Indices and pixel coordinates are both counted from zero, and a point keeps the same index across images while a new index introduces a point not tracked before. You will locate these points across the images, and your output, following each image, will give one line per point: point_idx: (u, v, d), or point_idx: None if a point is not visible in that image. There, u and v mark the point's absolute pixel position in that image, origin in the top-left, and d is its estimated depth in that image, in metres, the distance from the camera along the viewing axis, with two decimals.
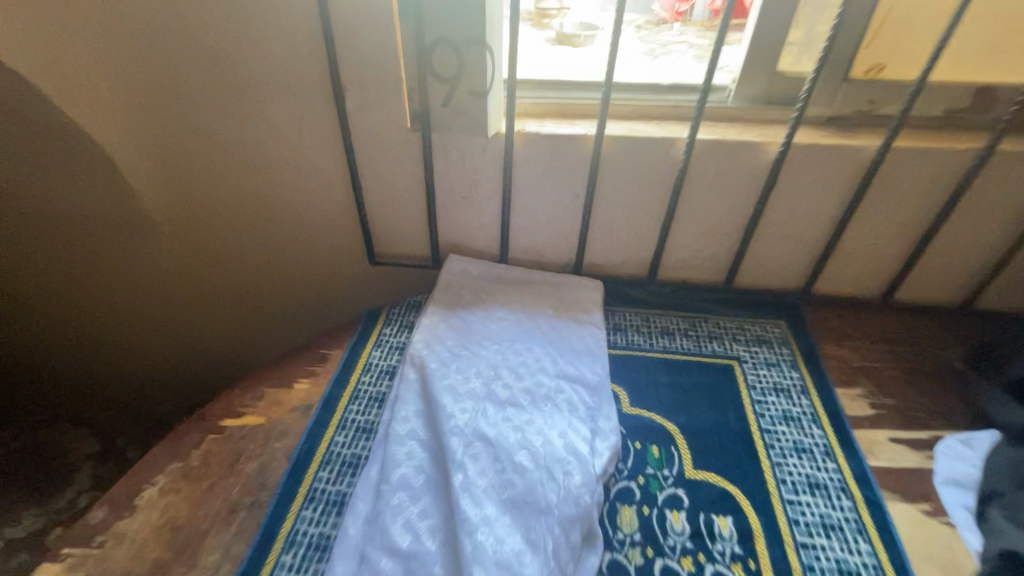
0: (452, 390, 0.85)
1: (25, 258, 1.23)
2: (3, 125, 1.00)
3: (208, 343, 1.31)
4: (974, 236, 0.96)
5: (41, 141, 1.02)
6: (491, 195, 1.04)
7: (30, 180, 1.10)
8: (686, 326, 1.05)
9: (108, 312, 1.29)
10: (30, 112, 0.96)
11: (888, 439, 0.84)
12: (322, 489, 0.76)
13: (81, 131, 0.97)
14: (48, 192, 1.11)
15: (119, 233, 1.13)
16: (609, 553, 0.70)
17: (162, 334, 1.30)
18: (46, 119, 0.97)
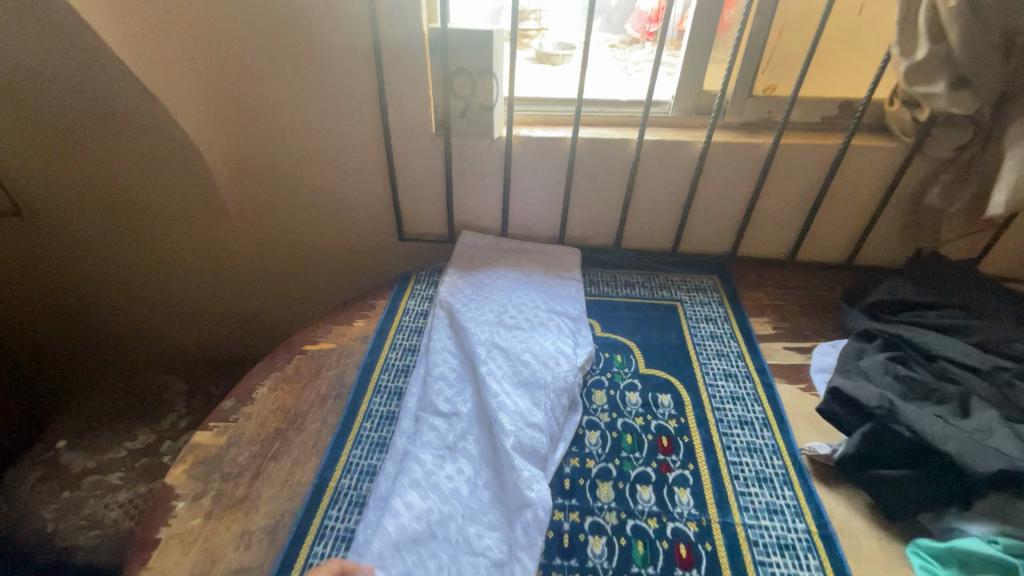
0: (473, 319, 1.17)
1: (110, 244, 1.50)
2: (116, 134, 1.29)
3: (264, 308, 1.62)
4: (844, 208, 1.33)
5: (143, 146, 1.30)
6: (495, 184, 1.37)
7: (126, 178, 1.37)
8: (643, 280, 1.39)
9: (179, 286, 1.56)
10: (141, 125, 1.25)
11: (782, 348, 1.19)
12: (386, 384, 1.08)
13: (184, 138, 1.27)
14: (142, 187, 1.38)
15: (200, 217, 1.44)
16: (587, 416, 1.03)
17: (225, 301, 1.60)
18: (155, 129, 1.25)
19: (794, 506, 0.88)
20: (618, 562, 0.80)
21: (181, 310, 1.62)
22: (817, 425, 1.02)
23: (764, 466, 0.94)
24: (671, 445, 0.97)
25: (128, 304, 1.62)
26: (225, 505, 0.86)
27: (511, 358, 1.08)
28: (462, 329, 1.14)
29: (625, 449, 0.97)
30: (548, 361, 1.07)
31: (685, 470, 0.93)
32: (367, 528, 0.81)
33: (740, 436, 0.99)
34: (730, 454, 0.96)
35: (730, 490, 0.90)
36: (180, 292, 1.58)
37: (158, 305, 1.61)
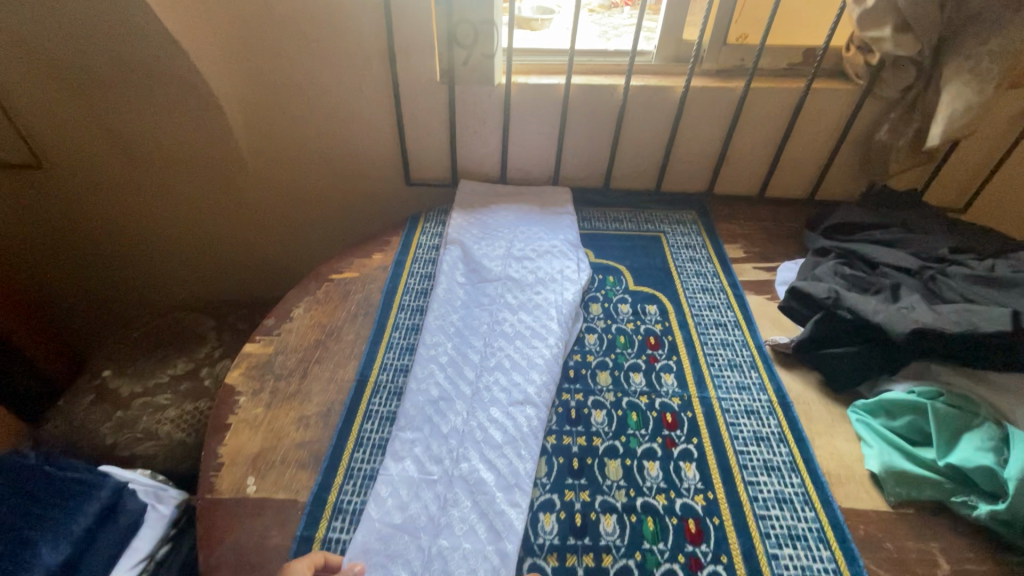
0: (485, 253, 1.33)
1: (131, 192, 1.58)
2: (127, 89, 1.34)
3: (280, 248, 1.74)
4: (807, 146, 1.50)
5: (157, 102, 1.37)
6: (495, 130, 1.50)
7: (142, 131, 1.44)
8: (630, 216, 1.55)
9: (200, 232, 1.68)
10: (153, 82, 1.31)
11: (752, 268, 1.37)
12: (409, 303, 1.22)
13: (198, 93, 1.34)
14: (159, 139, 1.46)
15: (216, 165, 1.53)
16: (586, 324, 1.20)
17: (243, 243, 1.72)
18: (167, 85, 1.32)
19: (759, 384, 1.06)
20: (616, 426, 0.98)
21: (204, 254, 1.74)
22: (780, 325, 1.20)
23: (735, 356, 1.12)
24: (657, 343, 1.15)
25: (150, 251, 1.72)
26: (281, 398, 1.01)
27: (521, 285, 1.24)
28: (475, 262, 1.30)
29: (619, 347, 1.14)
30: (554, 285, 1.24)
31: (669, 361, 1.11)
32: (408, 411, 0.97)
33: (716, 335, 1.17)
34: (708, 348, 1.14)
35: (706, 374, 1.08)
36: (203, 237, 1.69)
37: (182, 249, 1.72)
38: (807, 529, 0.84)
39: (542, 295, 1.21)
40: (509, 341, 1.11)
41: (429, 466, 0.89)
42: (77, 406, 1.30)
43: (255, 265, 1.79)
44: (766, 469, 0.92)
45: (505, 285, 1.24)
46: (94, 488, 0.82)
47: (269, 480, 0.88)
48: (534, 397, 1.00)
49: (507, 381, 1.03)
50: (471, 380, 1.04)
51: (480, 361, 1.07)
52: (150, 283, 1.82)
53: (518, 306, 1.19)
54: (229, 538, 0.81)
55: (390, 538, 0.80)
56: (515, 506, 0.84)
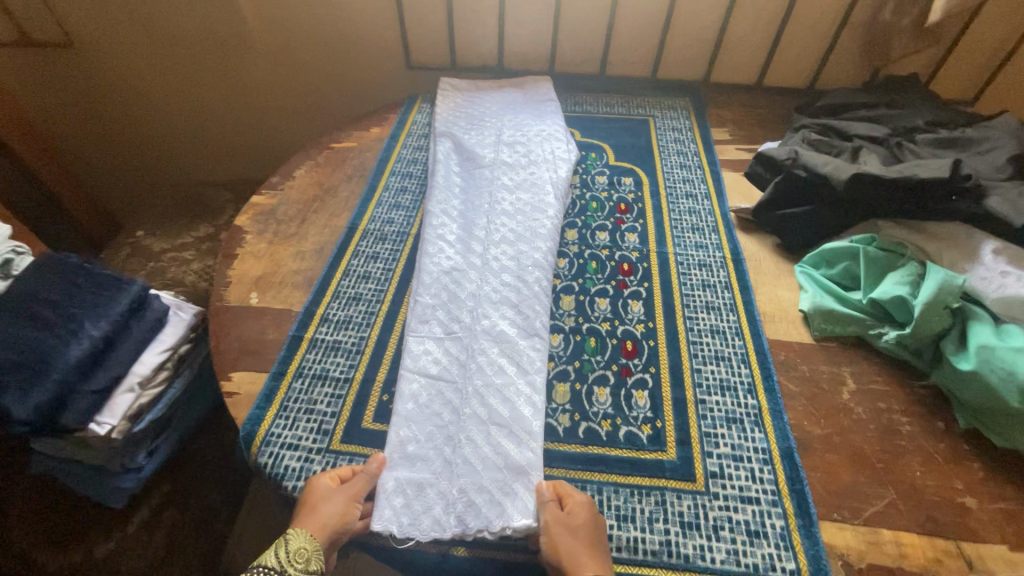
0: (472, 135, 1.35)
1: (150, 73, 1.69)
2: None
3: (292, 128, 1.86)
4: (808, 27, 1.47)
5: None
6: (490, 9, 1.51)
7: (155, 9, 1.52)
8: (621, 101, 1.57)
9: (215, 112, 1.80)
10: None
11: (734, 148, 1.40)
12: (400, 169, 1.33)
13: None
14: (170, 17, 1.53)
15: (227, 45, 1.61)
16: (573, 198, 1.25)
17: (258, 124, 1.83)
18: None
19: (716, 244, 1.14)
20: (576, 271, 1.08)
21: (225, 135, 1.87)
22: (747, 195, 1.26)
23: (699, 221, 1.19)
24: (627, 210, 1.22)
25: (173, 131, 1.86)
26: (282, 237, 1.15)
27: (517, 168, 1.26)
28: (475, 154, 1.30)
29: (591, 210, 1.22)
30: (543, 161, 1.27)
31: (636, 224, 1.19)
32: (425, 283, 1.02)
33: (684, 204, 1.23)
34: (673, 215, 1.21)
35: (668, 234, 1.16)
36: (220, 117, 1.81)
37: (206, 131, 1.85)
38: (733, 352, 0.95)
39: (534, 173, 1.24)
40: (511, 217, 1.14)
41: (451, 325, 0.96)
42: (115, 258, 1.48)
43: (271, 148, 1.92)
44: (706, 308, 1.02)
45: (506, 170, 1.25)
46: (126, 283, 0.99)
47: (269, 295, 1.03)
48: (542, 261, 1.05)
49: (512, 251, 1.08)
50: (478, 254, 1.07)
51: (485, 236, 1.10)
52: (174, 163, 1.97)
53: (509, 183, 1.22)
54: (236, 333, 0.97)
55: (431, 387, 0.88)
56: (535, 349, 0.92)
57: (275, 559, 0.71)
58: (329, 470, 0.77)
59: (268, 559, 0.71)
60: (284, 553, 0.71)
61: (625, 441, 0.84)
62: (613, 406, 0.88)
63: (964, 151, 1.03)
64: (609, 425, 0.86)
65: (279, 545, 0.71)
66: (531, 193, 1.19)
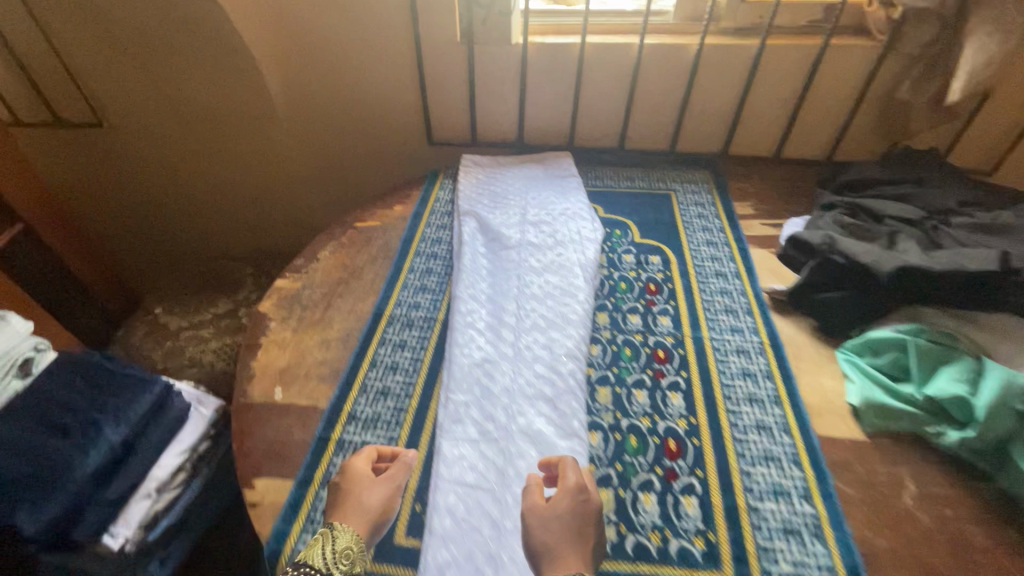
0: (496, 214, 1.35)
1: (178, 152, 1.73)
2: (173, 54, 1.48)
3: (314, 201, 1.86)
4: (825, 104, 1.49)
5: (200, 62, 1.49)
6: (512, 89, 1.55)
7: (186, 93, 1.57)
8: (642, 175, 1.58)
9: (240, 188, 1.82)
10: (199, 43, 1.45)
11: (759, 224, 1.39)
12: (425, 249, 1.32)
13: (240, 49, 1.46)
14: (200, 100, 1.59)
15: (254, 124, 1.65)
16: (602, 279, 1.23)
17: (280, 197, 1.85)
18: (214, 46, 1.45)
19: (752, 328, 1.10)
20: (610, 359, 1.05)
21: (247, 208, 1.88)
22: (780, 274, 1.24)
23: (732, 303, 1.16)
24: (657, 290, 1.20)
25: (198, 207, 1.89)
26: (306, 325, 1.12)
27: (544, 249, 1.25)
28: (501, 233, 1.29)
29: (620, 292, 1.20)
30: (571, 241, 1.26)
31: (667, 306, 1.16)
32: (457, 377, 0.99)
33: (715, 284, 1.21)
34: (705, 296, 1.18)
35: (702, 318, 1.13)
36: (244, 192, 1.83)
37: (231, 206, 1.88)
38: (782, 452, 0.90)
39: (562, 255, 1.23)
40: (540, 301, 1.12)
41: (485, 425, 0.92)
42: (132, 337, 1.46)
43: (293, 219, 1.93)
44: (749, 401, 0.98)
45: (533, 252, 1.24)
46: (149, 382, 0.97)
47: (294, 389, 1.00)
48: (575, 351, 1.02)
49: (544, 339, 1.05)
50: (510, 343, 1.05)
51: (516, 324, 1.08)
52: (200, 238, 1.99)
53: (538, 266, 1.20)
54: (260, 433, 0.93)
55: (467, 496, 0.83)
56: (575, 453, 0.88)
57: (318, 558, 0.71)
58: (373, 450, 0.86)
59: (309, 556, 0.72)
60: (329, 547, 0.72)
61: (678, 558, 0.78)
62: (660, 516, 0.82)
63: (1004, 237, 1.01)
64: (659, 539, 0.80)
65: (321, 541, 0.73)
66: (560, 276, 1.17)
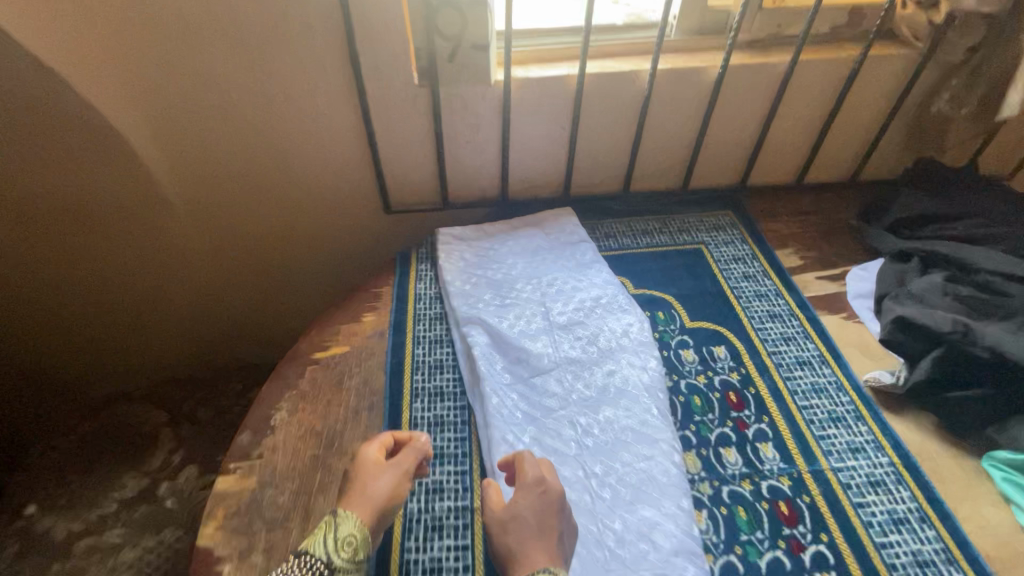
0: (510, 319, 1.02)
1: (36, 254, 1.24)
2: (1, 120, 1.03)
3: (253, 294, 1.43)
4: (855, 122, 1.29)
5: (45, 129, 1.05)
6: (490, 137, 1.21)
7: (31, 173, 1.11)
8: (659, 224, 1.30)
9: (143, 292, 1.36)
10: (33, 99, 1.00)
11: (815, 279, 1.17)
12: (423, 386, 0.97)
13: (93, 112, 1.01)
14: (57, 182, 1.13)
15: (147, 211, 1.21)
16: (671, 397, 0.94)
17: (208, 296, 1.41)
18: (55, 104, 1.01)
19: (873, 442, 0.88)
20: (727, 532, 0.77)
21: (162, 316, 1.43)
22: (870, 352, 1.02)
23: (834, 405, 0.93)
24: (740, 400, 0.94)
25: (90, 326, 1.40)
26: (281, 559, 0.75)
27: (590, 368, 0.94)
28: (527, 350, 0.97)
29: (698, 412, 0.92)
30: (620, 350, 0.97)
31: (761, 424, 0.91)
32: None
33: (803, 378, 0.97)
34: (799, 400, 0.94)
35: (809, 435, 0.89)
36: (154, 299, 1.38)
37: (138, 318, 1.41)
38: None
39: (617, 375, 0.93)
40: (612, 458, 0.83)
41: None
42: None
43: (230, 320, 1.48)
44: (919, 566, 0.74)
45: (577, 375, 0.93)
46: None
47: None
48: (688, 539, 0.74)
49: (639, 525, 0.76)
50: (595, 542, 0.74)
51: (593, 505, 0.78)
52: (99, 364, 1.49)
53: (591, 399, 0.90)
54: None
55: None
56: None
57: (322, 549, 0.68)
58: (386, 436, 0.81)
59: (311, 548, 0.68)
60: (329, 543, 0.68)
61: None
62: None
63: None
64: None
65: (323, 532, 0.69)
66: (626, 410, 0.88)
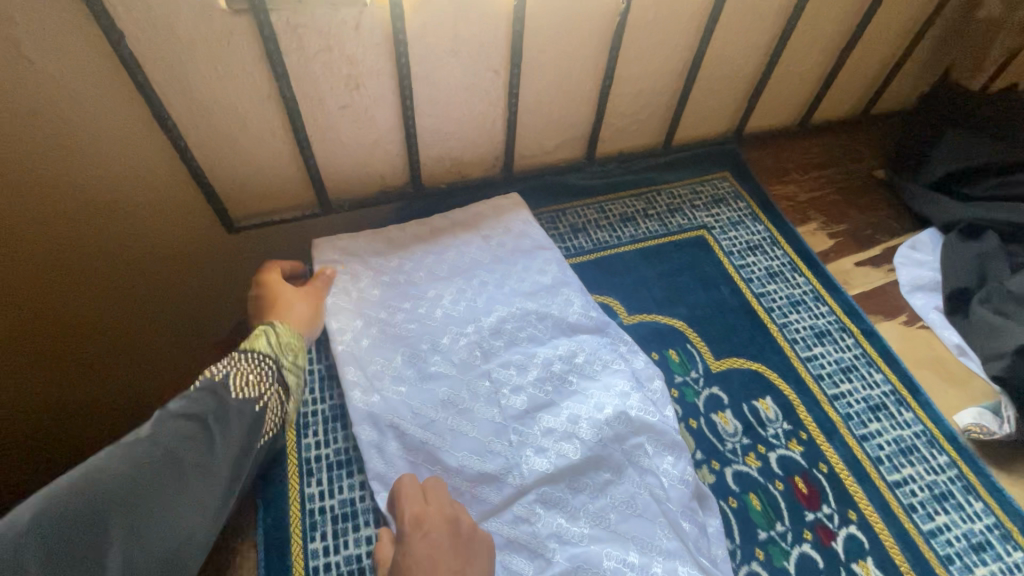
0: (429, 419, 0.64)
1: None
2: None
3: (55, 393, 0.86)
4: (882, 37, 0.95)
5: None
6: (381, 95, 0.73)
7: None
8: (643, 205, 0.93)
9: None
10: None
11: (854, 266, 0.87)
12: (325, 566, 0.56)
13: None
14: None
15: None
16: (721, 507, 0.62)
17: None
18: None
19: (997, 528, 0.62)
20: None
21: None
22: (951, 378, 0.74)
23: (933, 474, 0.66)
24: (813, 490, 0.64)
25: None
26: None
27: (573, 482, 0.60)
28: (467, 472, 0.60)
29: (761, 527, 0.61)
30: (615, 443, 0.62)
31: (850, 527, 0.62)
32: None
33: (884, 434, 0.69)
34: (888, 473, 0.66)
35: (916, 533, 0.61)
36: None
37: None
38: None
39: (618, 492, 0.60)
40: None
41: None
42: None
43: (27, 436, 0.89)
44: None
45: (559, 506, 0.59)
46: None
47: None
48: None
49: None
50: None
51: None
52: None
53: (585, 548, 0.56)
54: None
55: None
56: None
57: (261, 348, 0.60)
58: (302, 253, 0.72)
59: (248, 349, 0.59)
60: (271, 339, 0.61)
61: None
62: None
63: None
64: None
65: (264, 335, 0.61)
66: (640, 560, 0.55)
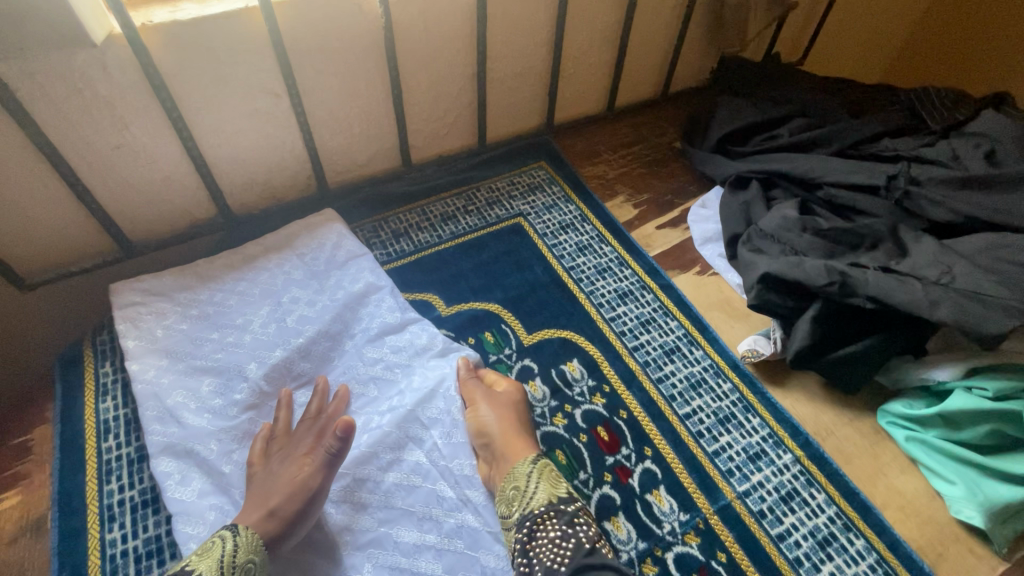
0: (231, 444, 0.65)
1: None
2: None
3: None
4: (653, 24, 1.06)
5: None
6: (156, 131, 0.73)
7: None
8: (463, 202, 0.97)
9: None
10: None
11: (655, 229, 0.95)
12: None
13: None
14: None
15: None
16: None
17: None
18: None
19: (770, 437, 0.70)
20: None
21: None
22: (735, 314, 0.83)
23: (718, 401, 0.73)
24: (613, 436, 0.69)
25: None
26: None
27: (364, 476, 0.62)
28: None
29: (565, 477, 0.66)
30: (397, 425, 0.66)
31: (645, 462, 0.67)
32: None
33: (677, 373, 0.76)
34: (680, 407, 0.73)
35: (702, 456, 0.68)
36: None
37: None
38: None
39: (404, 467, 0.64)
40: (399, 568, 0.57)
41: None
42: None
43: None
44: None
45: (350, 498, 0.61)
46: None
47: None
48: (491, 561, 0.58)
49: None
50: None
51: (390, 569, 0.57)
52: None
53: (375, 532, 0.59)
54: None
55: None
56: None
57: (209, 564, 0.50)
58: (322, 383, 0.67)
59: (197, 562, 0.50)
60: (224, 551, 0.51)
61: None
62: None
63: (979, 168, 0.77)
64: None
65: (219, 544, 0.51)
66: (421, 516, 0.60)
